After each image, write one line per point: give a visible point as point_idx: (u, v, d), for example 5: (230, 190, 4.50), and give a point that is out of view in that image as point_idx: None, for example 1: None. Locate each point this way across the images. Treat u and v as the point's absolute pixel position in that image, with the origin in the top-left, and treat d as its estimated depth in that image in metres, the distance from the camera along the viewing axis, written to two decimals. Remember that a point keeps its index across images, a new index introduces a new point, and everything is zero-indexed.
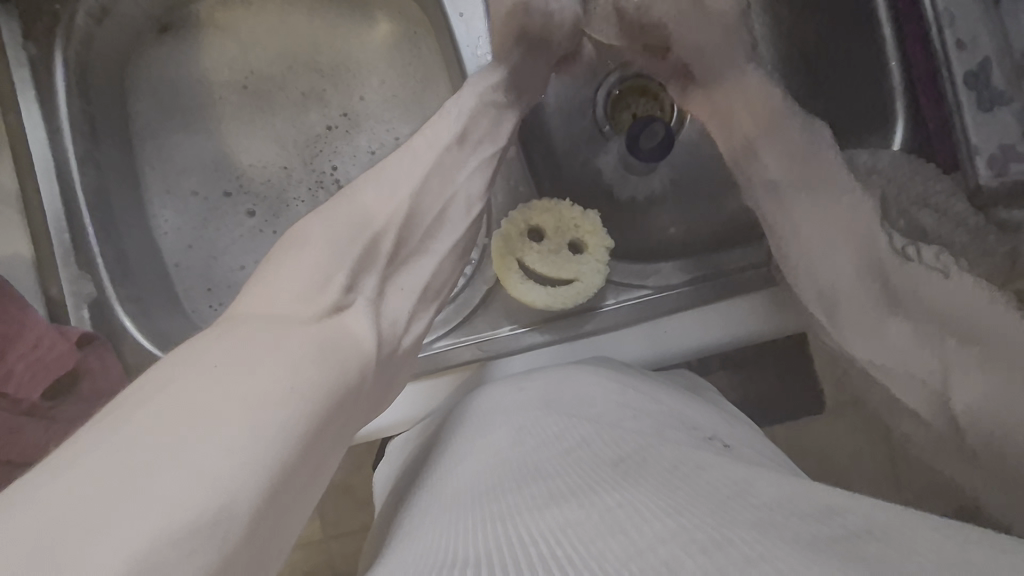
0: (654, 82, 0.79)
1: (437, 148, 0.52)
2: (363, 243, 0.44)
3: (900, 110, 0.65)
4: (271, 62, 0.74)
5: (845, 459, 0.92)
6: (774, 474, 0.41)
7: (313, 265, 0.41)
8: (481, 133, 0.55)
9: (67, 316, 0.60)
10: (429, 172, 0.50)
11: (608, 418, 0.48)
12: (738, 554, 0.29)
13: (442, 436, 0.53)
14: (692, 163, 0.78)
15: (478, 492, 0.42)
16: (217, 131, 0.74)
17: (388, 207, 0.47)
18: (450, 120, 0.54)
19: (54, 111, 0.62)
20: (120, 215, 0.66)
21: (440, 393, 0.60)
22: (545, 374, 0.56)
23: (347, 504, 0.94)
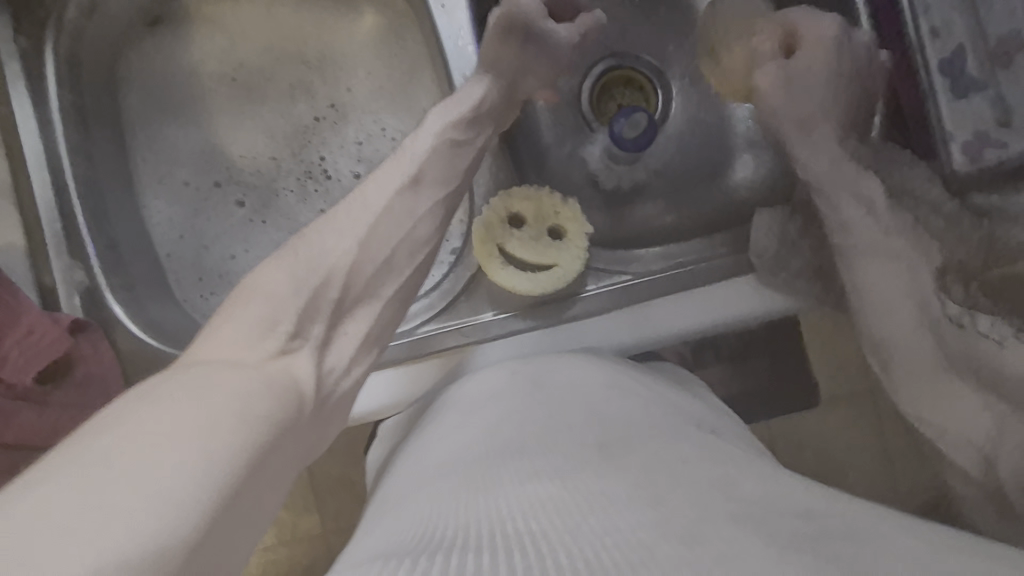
0: (639, 72, 0.80)
1: (388, 194, 0.51)
2: (309, 291, 0.44)
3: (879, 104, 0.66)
4: (260, 55, 0.76)
5: (839, 447, 0.93)
6: (753, 470, 0.42)
7: (259, 316, 0.41)
8: (437, 174, 0.55)
9: (59, 304, 0.61)
10: (387, 209, 0.51)
11: (595, 405, 0.49)
12: (718, 544, 0.30)
13: (417, 434, 0.54)
14: (677, 153, 0.79)
15: (466, 463, 0.43)
16: (208, 124, 0.75)
17: (341, 251, 0.47)
18: (410, 162, 0.54)
19: (46, 104, 0.63)
20: (112, 205, 0.67)
21: (427, 379, 0.60)
22: (540, 360, 0.57)
23: (346, 497, 0.97)
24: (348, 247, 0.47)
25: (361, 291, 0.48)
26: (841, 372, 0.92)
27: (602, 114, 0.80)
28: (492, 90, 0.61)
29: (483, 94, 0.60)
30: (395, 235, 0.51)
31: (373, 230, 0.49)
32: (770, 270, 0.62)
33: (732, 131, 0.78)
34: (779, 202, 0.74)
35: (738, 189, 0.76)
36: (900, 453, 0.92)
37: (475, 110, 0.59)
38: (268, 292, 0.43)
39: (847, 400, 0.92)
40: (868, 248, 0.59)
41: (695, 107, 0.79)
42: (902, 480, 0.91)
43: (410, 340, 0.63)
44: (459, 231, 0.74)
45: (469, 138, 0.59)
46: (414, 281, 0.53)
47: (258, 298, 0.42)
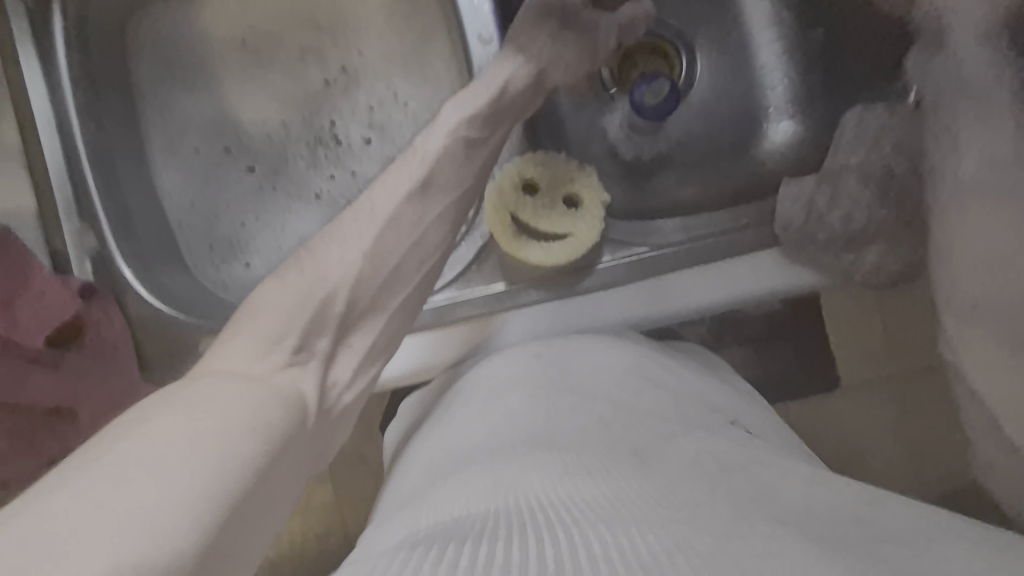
0: (661, 39, 0.78)
1: (398, 199, 0.48)
2: (314, 306, 0.42)
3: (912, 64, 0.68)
4: (269, 17, 0.74)
5: (864, 439, 0.87)
6: (789, 469, 0.40)
7: (266, 329, 0.40)
8: (448, 178, 0.51)
9: (70, 269, 0.61)
10: (395, 218, 0.47)
11: (624, 401, 0.47)
12: (759, 539, 0.29)
13: (439, 422, 0.52)
14: (700, 119, 0.76)
15: (488, 452, 0.42)
16: (219, 90, 0.73)
17: (342, 268, 0.44)
18: (421, 164, 0.50)
19: (55, 67, 0.62)
20: (123, 172, 0.66)
21: (447, 348, 0.59)
22: (565, 342, 0.56)
23: (360, 471, 0.97)
24: (356, 259, 0.45)
25: (369, 300, 0.46)
26: (869, 357, 0.86)
27: (623, 82, 0.78)
28: (516, 81, 0.56)
29: (504, 83, 0.56)
30: (404, 236, 0.48)
31: (381, 238, 0.46)
32: (795, 244, 0.59)
33: (760, 97, 0.75)
34: (806, 172, 0.71)
35: (765, 161, 0.73)
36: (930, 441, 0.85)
37: (494, 105, 0.54)
38: (288, 295, 0.42)
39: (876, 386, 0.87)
40: (993, 189, 0.53)
41: (720, 75, 0.77)
42: (930, 471, 0.85)
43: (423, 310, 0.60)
44: None
45: (488, 134, 0.55)
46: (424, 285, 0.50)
47: (266, 313, 0.41)
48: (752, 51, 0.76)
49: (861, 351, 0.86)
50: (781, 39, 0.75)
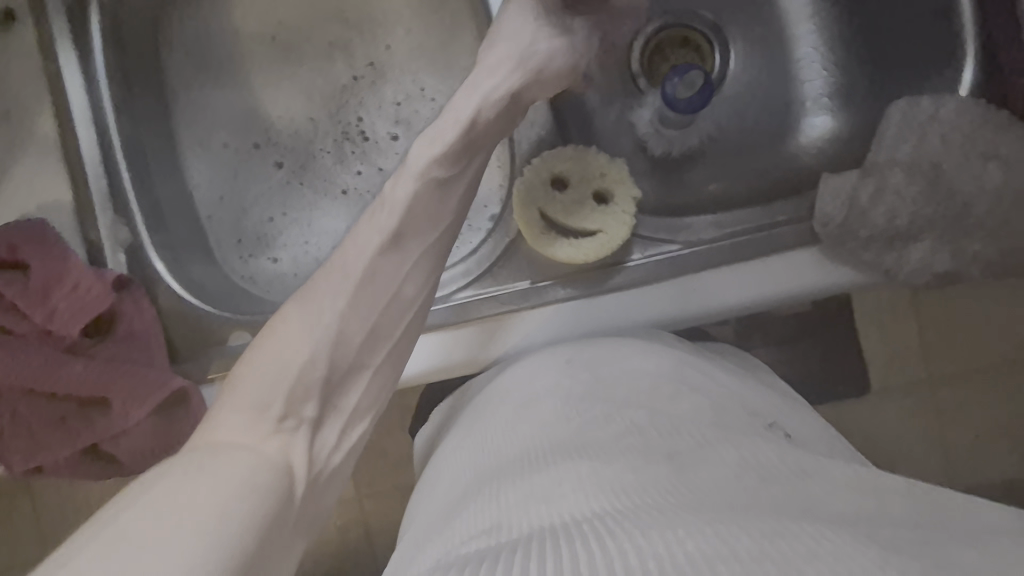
0: (694, 32, 0.77)
1: (367, 256, 0.44)
2: (295, 371, 0.39)
3: (970, 52, 0.63)
4: (298, 13, 0.74)
5: (894, 446, 0.89)
6: (834, 473, 0.38)
7: (252, 394, 0.38)
8: (420, 226, 0.46)
9: (104, 261, 0.62)
10: (367, 276, 0.43)
11: (659, 405, 0.46)
12: (804, 540, 0.28)
13: (473, 426, 0.52)
14: (733, 113, 0.75)
15: (520, 462, 0.42)
16: (248, 85, 0.74)
17: (320, 328, 0.40)
18: (390, 214, 0.45)
19: (90, 62, 0.63)
20: (155, 166, 0.67)
21: (464, 346, 0.58)
22: (595, 346, 0.54)
23: (382, 467, 0.98)
24: (332, 319, 0.41)
25: (351, 362, 0.42)
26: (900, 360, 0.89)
27: (655, 75, 0.77)
28: (485, 108, 0.50)
29: (472, 110, 0.49)
30: (383, 291, 0.44)
31: (357, 296, 0.42)
32: (836, 241, 0.56)
33: (796, 91, 0.73)
34: (849, 166, 0.67)
35: (800, 156, 0.71)
36: (953, 437, 0.89)
37: (464, 140, 0.48)
38: (280, 351, 0.40)
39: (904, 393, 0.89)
40: None
41: (754, 68, 0.76)
42: (955, 467, 0.89)
43: (448, 306, 0.60)
44: (497, 198, 0.71)
45: (459, 170, 0.49)
46: (410, 334, 0.46)
47: (258, 373, 0.39)
48: (790, 42, 0.75)
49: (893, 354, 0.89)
50: (820, 28, 0.73)
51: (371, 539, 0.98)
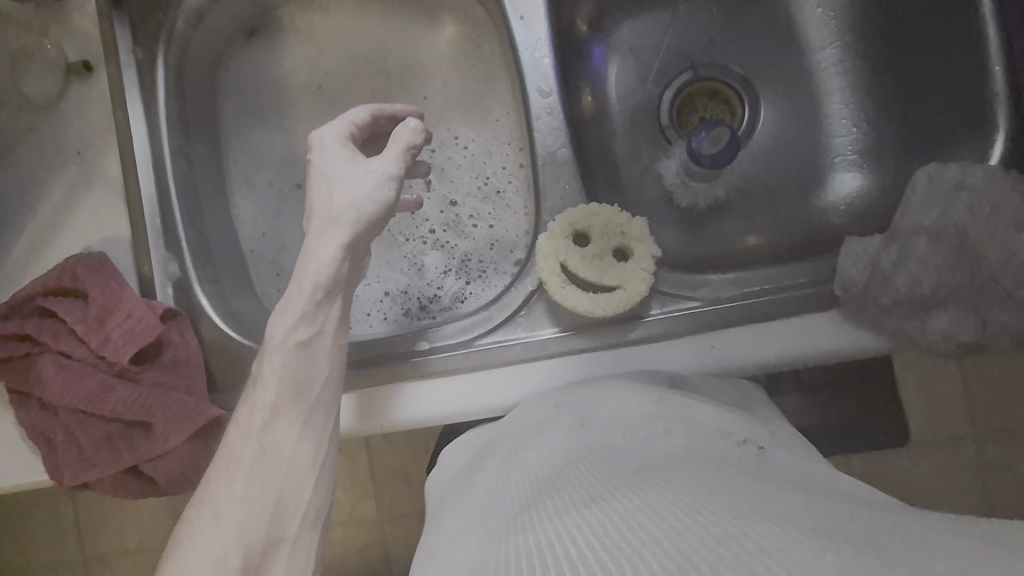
0: (724, 85, 0.80)
1: (256, 436, 0.48)
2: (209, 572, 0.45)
3: (999, 120, 0.62)
4: (344, 64, 0.79)
5: (932, 488, 0.91)
6: (792, 479, 0.42)
7: None
8: (297, 382, 0.50)
9: (155, 293, 0.66)
10: (258, 455, 0.48)
11: (636, 438, 0.48)
12: (750, 545, 0.33)
13: (479, 463, 0.55)
14: (758, 165, 0.76)
15: (505, 503, 0.45)
16: (294, 130, 0.79)
17: (225, 524, 0.46)
18: (265, 390, 0.49)
19: (155, 110, 0.68)
20: (206, 203, 0.72)
21: (388, 401, 0.60)
22: (584, 388, 0.56)
23: (402, 489, 1.01)
24: (233, 509, 0.46)
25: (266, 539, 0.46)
26: (936, 412, 0.92)
27: (683, 126, 0.80)
28: (325, 267, 0.50)
29: (313, 275, 0.50)
30: (281, 460, 0.48)
31: (253, 477, 0.47)
32: (856, 306, 0.56)
33: (827, 147, 0.74)
34: (876, 230, 0.68)
35: (826, 214, 0.71)
36: (992, 470, 0.91)
37: (314, 299, 0.50)
38: (203, 544, 0.46)
39: (934, 437, 0.91)
40: None
41: (784, 120, 0.76)
42: (997, 499, 0.90)
43: (468, 350, 0.62)
44: (524, 243, 0.73)
45: (320, 327, 0.51)
46: (320, 495, 0.49)
47: None
48: (820, 96, 0.75)
49: (926, 406, 0.92)
50: (851, 87, 0.74)
51: (389, 560, 1.01)
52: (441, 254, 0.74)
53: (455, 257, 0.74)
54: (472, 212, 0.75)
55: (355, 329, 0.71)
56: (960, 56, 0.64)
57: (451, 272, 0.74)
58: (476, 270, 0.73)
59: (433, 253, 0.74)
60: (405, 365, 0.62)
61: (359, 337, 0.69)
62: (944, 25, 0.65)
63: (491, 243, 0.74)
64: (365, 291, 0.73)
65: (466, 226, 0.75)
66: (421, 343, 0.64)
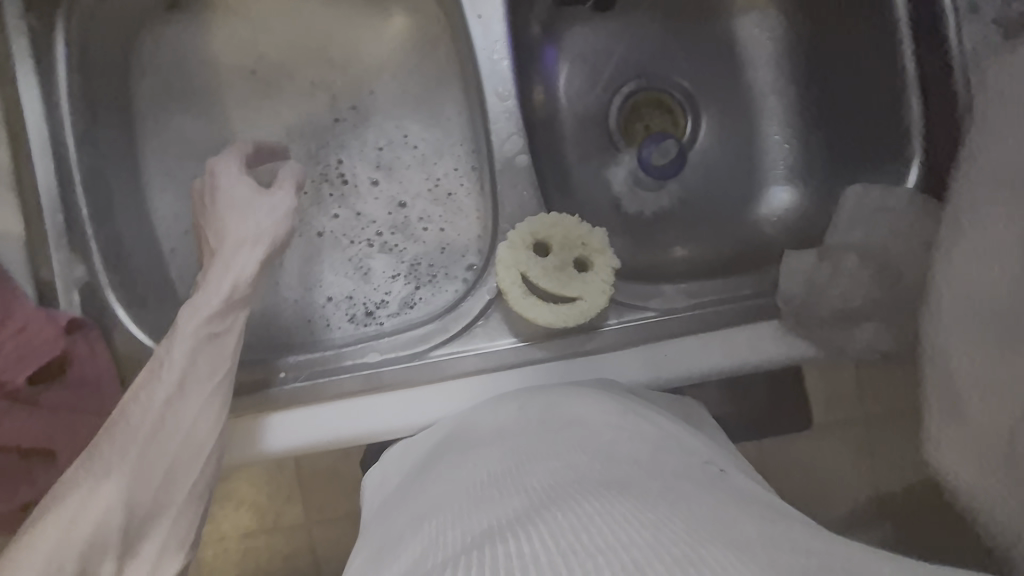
0: (669, 96, 0.82)
1: (155, 408, 0.49)
2: (85, 534, 0.46)
3: (916, 148, 0.67)
4: (280, 50, 0.73)
5: (828, 468, 1.01)
6: (750, 503, 0.43)
7: (51, 555, 0.45)
8: (205, 370, 0.51)
9: (57, 301, 0.57)
10: (146, 443, 0.49)
11: (600, 445, 0.48)
12: (707, 571, 0.33)
13: (424, 457, 0.53)
14: (700, 176, 0.79)
15: (459, 502, 0.44)
16: (222, 118, 0.72)
17: (109, 491, 0.47)
18: (171, 367, 0.50)
19: (54, 88, 0.59)
20: (117, 196, 0.64)
21: (300, 426, 0.55)
22: (546, 393, 0.55)
23: (332, 490, 0.96)
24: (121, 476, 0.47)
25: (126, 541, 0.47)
26: (836, 400, 1.01)
27: (630, 135, 0.82)
28: (242, 275, 0.54)
29: (231, 279, 0.53)
30: (176, 439, 0.49)
31: (145, 455, 0.48)
32: (796, 317, 0.60)
33: (762, 161, 0.78)
34: (811, 243, 0.72)
35: (761, 225, 0.76)
36: (881, 453, 1.01)
37: (228, 300, 0.53)
38: (84, 504, 0.46)
39: (834, 422, 1.01)
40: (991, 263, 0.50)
41: (723, 136, 0.80)
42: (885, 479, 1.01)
43: (422, 363, 0.60)
44: (477, 247, 0.70)
45: (230, 324, 0.54)
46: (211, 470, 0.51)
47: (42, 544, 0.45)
48: (757, 112, 0.79)
49: (828, 395, 1.01)
50: (785, 106, 0.78)
51: (319, 568, 0.96)
52: (389, 257, 0.71)
53: (404, 261, 0.71)
54: (422, 215, 0.72)
55: (295, 337, 0.67)
56: (882, 84, 0.69)
57: (400, 276, 0.70)
58: (426, 275, 0.70)
59: (379, 257, 0.71)
60: (356, 377, 0.59)
61: (302, 347, 0.65)
62: (868, 54, 0.69)
63: (441, 247, 0.71)
64: (306, 296, 0.69)
65: (415, 230, 0.71)
66: (373, 355, 0.61)
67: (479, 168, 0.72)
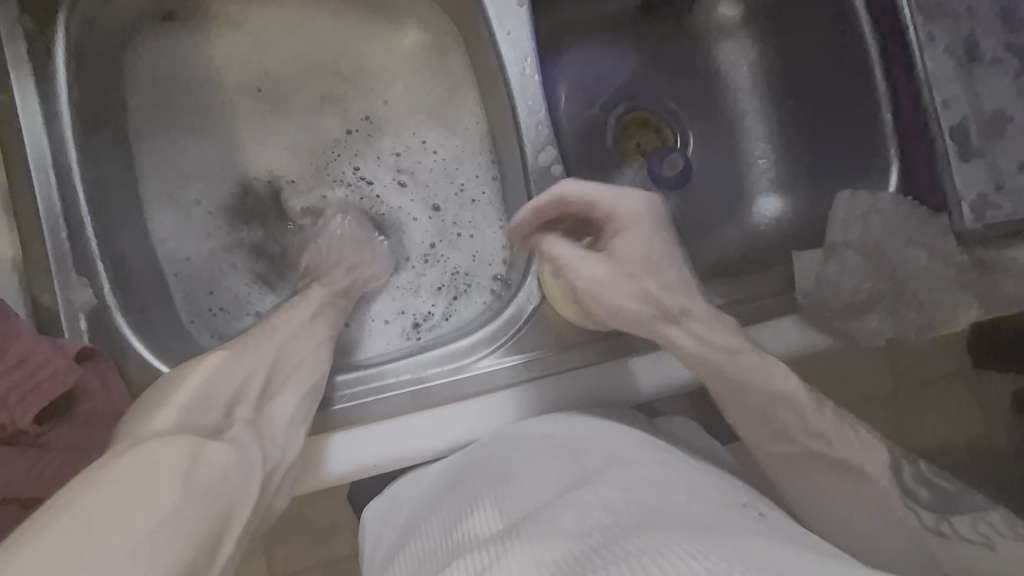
0: (657, 116, 0.86)
1: (292, 326, 0.59)
2: (229, 392, 0.51)
3: (892, 155, 0.75)
4: (286, 63, 0.71)
5: None
6: (799, 543, 0.41)
7: (198, 398, 0.49)
8: (328, 320, 0.62)
9: (61, 330, 0.53)
10: (280, 348, 0.57)
11: (638, 481, 0.46)
12: None
13: (455, 489, 0.50)
14: (699, 186, 0.85)
15: (493, 552, 0.41)
16: (225, 137, 0.69)
17: (254, 366, 0.54)
18: (306, 306, 0.62)
19: (55, 100, 0.55)
20: (121, 217, 0.61)
21: (374, 446, 0.54)
22: (578, 424, 0.53)
23: (302, 538, 0.87)
24: (260, 362, 0.55)
25: (246, 419, 0.50)
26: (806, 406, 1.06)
27: (624, 151, 0.86)
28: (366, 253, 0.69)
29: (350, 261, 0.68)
30: (302, 355, 0.57)
31: (277, 355, 0.56)
32: (814, 311, 0.66)
33: (749, 172, 0.85)
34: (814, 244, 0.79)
35: (759, 228, 0.83)
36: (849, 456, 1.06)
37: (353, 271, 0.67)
38: (219, 373, 0.52)
39: None
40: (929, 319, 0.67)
41: (711, 150, 0.86)
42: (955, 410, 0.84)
43: (470, 375, 0.59)
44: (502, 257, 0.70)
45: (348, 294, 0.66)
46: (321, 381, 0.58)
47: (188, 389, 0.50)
48: (740, 125, 0.86)
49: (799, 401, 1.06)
50: (766, 118, 0.85)
51: None
52: (434, 269, 0.71)
53: (448, 270, 0.70)
54: (456, 219, 0.72)
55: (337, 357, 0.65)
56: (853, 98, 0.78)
57: (442, 288, 0.70)
58: (463, 285, 0.70)
59: (429, 271, 0.71)
60: (405, 394, 0.58)
61: (356, 363, 0.64)
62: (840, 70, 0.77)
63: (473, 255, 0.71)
64: (359, 314, 0.69)
65: (452, 237, 0.71)
66: (418, 370, 0.60)
67: (496, 177, 0.72)
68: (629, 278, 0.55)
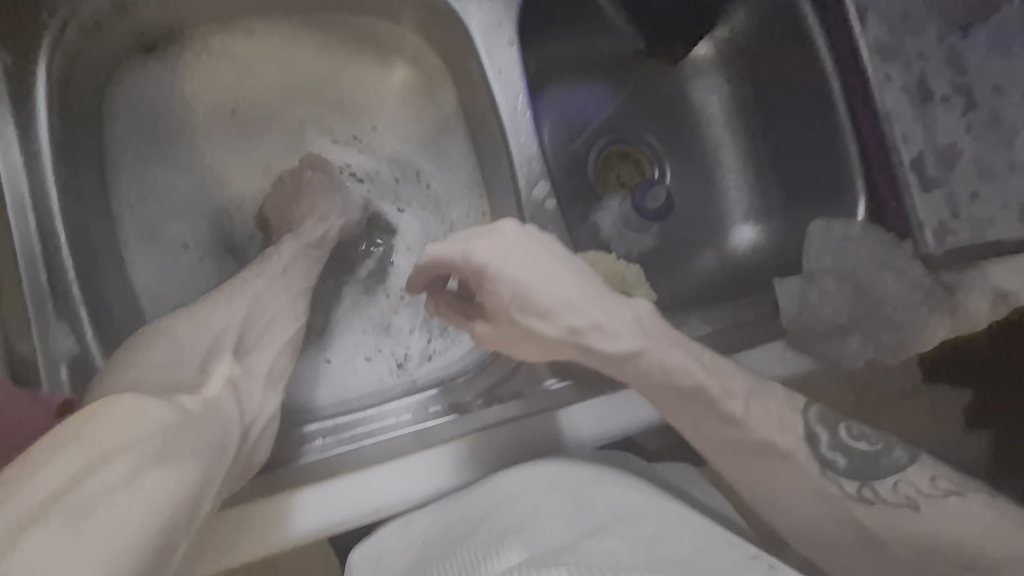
0: (633, 147, 0.89)
1: (264, 277, 0.60)
2: (204, 344, 0.52)
3: (859, 188, 0.78)
4: (267, 92, 0.70)
5: None
6: None
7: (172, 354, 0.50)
8: (302, 273, 0.63)
9: (39, 381, 0.50)
10: (252, 299, 0.57)
11: (644, 534, 0.46)
12: None
13: (454, 540, 0.50)
14: (677, 217, 0.88)
15: None
16: (207, 173, 0.68)
17: (229, 314, 0.55)
18: (279, 256, 0.62)
19: (35, 136, 0.54)
20: (101, 257, 0.59)
21: (355, 497, 0.53)
22: (578, 468, 0.53)
23: None
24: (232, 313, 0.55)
25: (222, 373, 0.51)
26: None
27: (604, 184, 0.88)
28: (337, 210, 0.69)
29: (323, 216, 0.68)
30: (272, 308, 0.58)
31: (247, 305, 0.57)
32: (798, 337, 0.70)
33: (725, 202, 0.89)
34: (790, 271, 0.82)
35: (738, 255, 0.86)
36: None
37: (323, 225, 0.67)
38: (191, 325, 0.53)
39: None
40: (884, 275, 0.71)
41: (688, 179, 0.90)
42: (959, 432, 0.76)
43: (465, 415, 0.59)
44: None
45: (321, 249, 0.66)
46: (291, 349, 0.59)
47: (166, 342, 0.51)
48: (714, 153, 0.90)
49: None
50: (737, 146, 0.89)
51: None
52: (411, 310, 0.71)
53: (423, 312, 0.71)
54: None
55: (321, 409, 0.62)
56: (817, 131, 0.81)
57: (418, 330, 0.70)
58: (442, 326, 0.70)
59: (401, 310, 0.71)
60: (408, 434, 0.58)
61: (342, 408, 0.64)
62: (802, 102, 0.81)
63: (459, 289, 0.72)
64: (334, 357, 0.68)
65: None
66: (418, 412, 0.61)
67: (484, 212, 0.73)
68: (512, 325, 0.54)
